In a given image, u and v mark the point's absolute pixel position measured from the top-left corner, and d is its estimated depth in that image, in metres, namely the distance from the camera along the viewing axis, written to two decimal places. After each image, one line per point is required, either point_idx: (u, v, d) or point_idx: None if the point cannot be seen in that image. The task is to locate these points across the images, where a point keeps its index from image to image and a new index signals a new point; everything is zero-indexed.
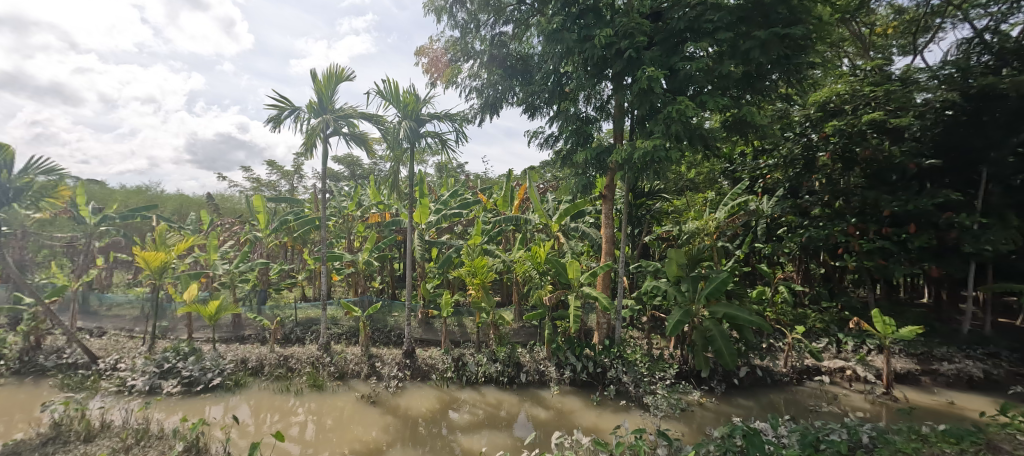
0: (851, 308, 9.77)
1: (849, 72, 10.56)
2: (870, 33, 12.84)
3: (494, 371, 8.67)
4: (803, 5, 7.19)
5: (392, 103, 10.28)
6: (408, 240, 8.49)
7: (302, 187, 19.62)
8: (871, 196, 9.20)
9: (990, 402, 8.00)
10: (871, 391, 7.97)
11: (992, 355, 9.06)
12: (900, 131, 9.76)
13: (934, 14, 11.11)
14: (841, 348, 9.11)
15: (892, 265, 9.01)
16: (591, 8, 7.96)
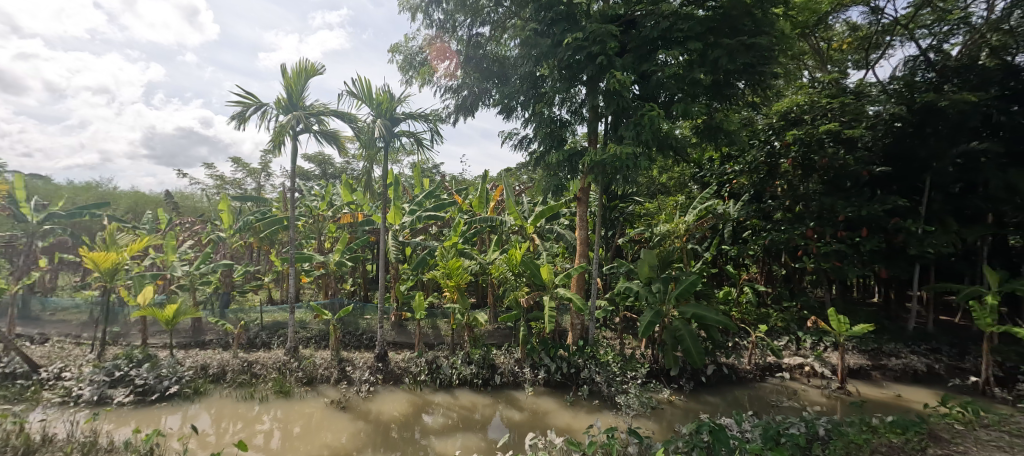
0: (809, 308, 10.30)
1: (809, 84, 11.14)
2: (827, 47, 13.60)
3: (469, 373, 8.64)
4: (769, 18, 7.54)
5: (364, 101, 10.02)
6: (380, 241, 8.33)
7: (269, 186, 18.99)
8: (828, 202, 9.72)
9: (932, 394, 8.60)
10: (827, 386, 8.42)
11: (933, 351, 9.75)
12: (854, 141, 9.98)
13: (884, 32, 11.88)
14: (800, 346, 9.58)
15: (846, 266, 9.59)
16: (567, 14, 8.11)
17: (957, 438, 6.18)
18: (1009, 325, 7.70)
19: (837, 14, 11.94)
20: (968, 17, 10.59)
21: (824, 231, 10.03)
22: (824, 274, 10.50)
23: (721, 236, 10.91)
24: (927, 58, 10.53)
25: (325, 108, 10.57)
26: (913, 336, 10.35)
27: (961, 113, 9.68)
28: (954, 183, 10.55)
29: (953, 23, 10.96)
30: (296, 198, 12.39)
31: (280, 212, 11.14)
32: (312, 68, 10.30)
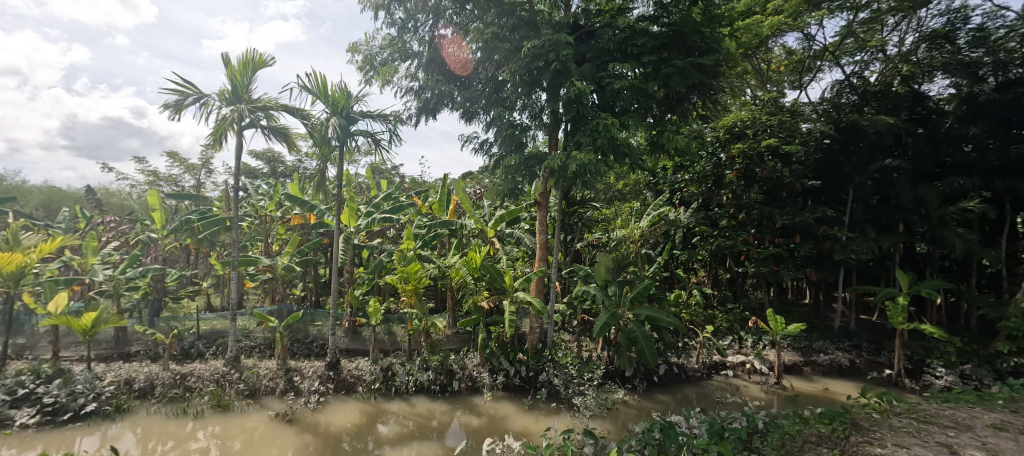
0: (750, 309, 11.14)
1: (750, 101, 11.99)
2: (767, 68, 14.64)
3: (426, 380, 8.48)
4: (716, 37, 8.03)
5: (317, 97, 9.55)
6: (333, 244, 8.02)
7: (210, 183, 17.90)
8: (767, 210, 10.57)
9: (853, 386, 9.49)
10: (765, 381, 9.07)
11: (855, 348, 10.73)
12: (789, 156, 10.81)
13: (816, 58, 13.02)
14: (742, 345, 10.26)
15: (782, 270, 10.43)
16: (528, 21, 8.33)
17: (874, 426, 6.80)
18: (916, 323, 8.67)
19: (776, 38, 12.91)
20: (883, 48, 11.85)
21: (763, 237, 10.83)
22: (762, 277, 11.42)
23: (672, 242, 11.70)
24: (851, 82, 11.71)
25: (273, 103, 9.90)
26: (837, 334, 11.34)
27: (878, 133, 10.82)
28: (872, 196, 11.72)
29: (872, 52, 12.24)
30: (242, 197, 11.86)
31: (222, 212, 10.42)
32: (260, 58, 9.62)
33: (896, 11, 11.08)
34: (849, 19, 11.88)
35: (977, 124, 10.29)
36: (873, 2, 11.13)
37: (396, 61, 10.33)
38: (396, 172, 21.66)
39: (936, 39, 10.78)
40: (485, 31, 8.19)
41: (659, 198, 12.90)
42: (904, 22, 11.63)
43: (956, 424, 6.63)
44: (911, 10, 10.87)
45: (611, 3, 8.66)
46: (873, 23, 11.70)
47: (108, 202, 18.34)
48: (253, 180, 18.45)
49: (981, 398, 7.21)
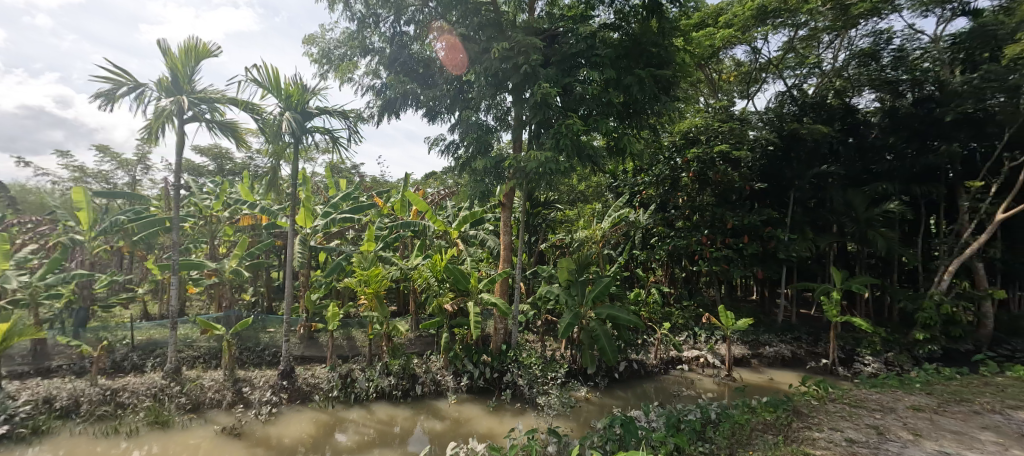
0: (703, 305, 11.77)
1: (703, 108, 12.60)
2: (718, 78, 15.45)
3: (387, 385, 8.27)
4: (672, 48, 8.43)
5: (270, 91, 9.05)
6: (286, 246, 7.67)
7: (146, 181, 16.71)
8: (719, 213, 11.20)
9: (794, 375, 10.21)
10: (718, 374, 9.57)
11: (794, 340, 11.58)
12: (736, 161, 11.50)
13: (761, 70, 13.93)
14: (696, 340, 10.80)
15: (732, 269, 11.10)
16: (493, 22, 8.39)
17: (813, 412, 7.32)
18: (848, 316, 9.48)
19: (726, 50, 13.66)
20: (819, 64, 12.83)
21: (715, 238, 11.49)
22: (714, 275, 12.09)
23: (631, 242, 12.24)
24: (792, 95, 12.66)
25: (219, 96, 9.27)
26: (778, 328, 12.19)
27: (814, 142, 11.82)
28: (809, 199, 12.70)
29: (809, 67, 13.18)
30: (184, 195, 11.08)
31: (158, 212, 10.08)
32: (201, 46, 8.77)
33: (830, 30, 12.06)
34: (790, 35, 12.72)
35: (895, 135, 11.82)
36: (811, 21, 12.02)
37: (355, 56, 10.01)
38: (354, 171, 21.06)
39: (863, 58, 11.86)
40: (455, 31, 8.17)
41: (619, 200, 13.36)
42: (837, 40, 12.55)
43: (881, 406, 7.26)
44: (843, 29, 11.86)
45: (574, 8, 8.96)
46: (810, 40, 12.60)
47: (25, 201, 16.68)
48: (196, 178, 17.34)
49: (902, 382, 7.95)
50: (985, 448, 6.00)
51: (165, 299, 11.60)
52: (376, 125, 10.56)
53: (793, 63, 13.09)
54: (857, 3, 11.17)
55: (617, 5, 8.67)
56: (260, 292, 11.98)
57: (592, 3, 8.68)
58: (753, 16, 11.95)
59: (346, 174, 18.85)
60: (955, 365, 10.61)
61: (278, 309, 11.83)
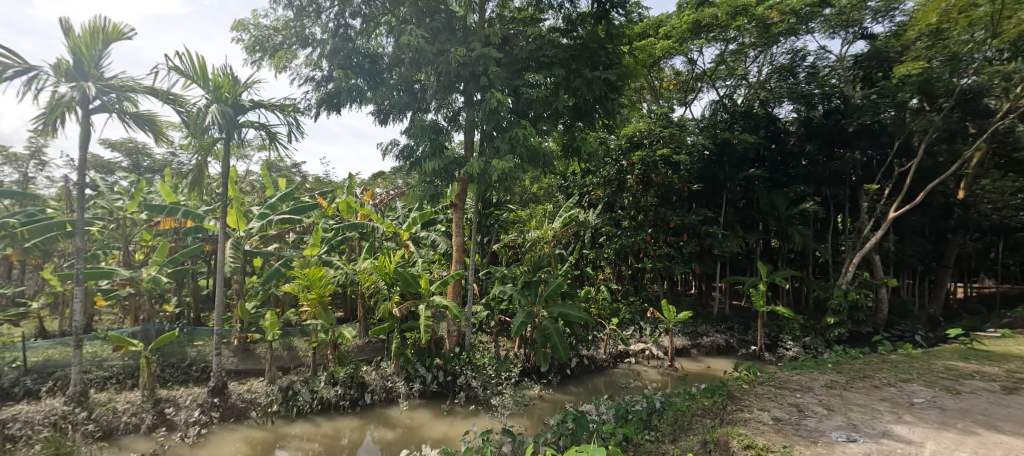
0: (648, 300, 12.54)
1: (647, 114, 13.23)
2: (659, 86, 16.28)
3: (333, 396, 7.90)
4: (618, 55, 8.95)
5: (196, 82, 8.30)
6: (216, 253, 7.30)
7: (40, 177, 14.73)
8: (662, 214, 12.09)
9: (728, 362, 11.07)
10: (662, 365, 10.17)
11: (728, 330, 12.69)
12: (677, 165, 12.34)
13: (697, 80, 14.87)
14: (642, 334, 11.41)
15: (673, 265, 12.04)
16: (444, 23, 8.32)
17: (745, 395, 7.90)
18: (772, 305, 10.47)
19: (666, 59, 14.45)
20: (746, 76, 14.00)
21: (659, 236, 12.29)
22: (658, 272, 12.89)
23: (581, 241, 12.40)
24: (724, 104, 13.69)
25: (133, 84, 8.37)
26: (715, 319, 13.25)
27: (743, 148, 12.97)
28: (738, 200, 13.82)
29: (738, 79, 14.37)
30: (92, 195, 9.86)
31: (59, 215, 8.96)
32: (115, 29, 7.95)
33: (756, 46, 13.19)
34: (721, 49, 13.71)
35: (810, 143, 13.36)
36: (739, 36, 13.04)
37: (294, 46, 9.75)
38: (292, 170, 19.96)
39: (783, 72, 13.02)
40: (410, 32, 7.82)
41: (568, 200, 13.78)
42: (761, 56, 13.74)
43: (800, 386, 8.02)
44: (766, 46, 13.03)
45: (524, 11, 9.17)
46: (739, 54, 13.65)
47: None
48: (106, 175, 15.60)
49: (817, 363, 8.85)
50: (884, 417, 6.88)
51: (68, 313, 10.25)
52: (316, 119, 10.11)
53: (724, 74, 14.14)
54: (778, 22, 12.48)
55: (565, 12, 8.94)
56: (186, 302, 10.93)
57: (542, 7, 8.96)
58: (689, 29, 12.85)
59: (284, 173, 17.78)
60: (858, 346, 12.25)
61: (207, 318, 10.84)
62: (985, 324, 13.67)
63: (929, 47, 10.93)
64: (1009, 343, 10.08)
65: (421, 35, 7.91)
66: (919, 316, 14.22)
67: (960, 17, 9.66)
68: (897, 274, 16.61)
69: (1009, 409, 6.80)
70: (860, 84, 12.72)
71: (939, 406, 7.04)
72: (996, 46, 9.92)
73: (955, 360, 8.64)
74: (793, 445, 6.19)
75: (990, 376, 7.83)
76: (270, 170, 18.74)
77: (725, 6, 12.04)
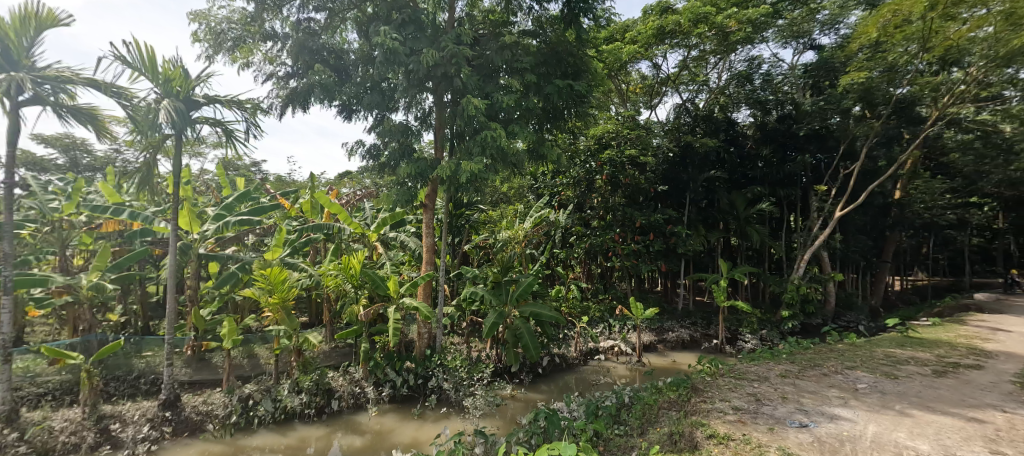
0: (618, 298, 12.98)
1: (615, 116, 13.49)
2: (626, 89, 16.61)
3: (298, 404, 7.61)
4: (586, 59, 9.18)
5: (147, 76, 7.88)
6: (167, 255, 6.97)
7: None
8: (629, 214, 12.51)
9: (692, 356, 11.55)
10: (630, 361, 10.48)
11: (692, 324, 13.34)
12: (644, 166, 12.90)
13: (662, 84, 15.27)
14: (611, 331, 11.75)
15: (640, 263, 12.43)
16: (411, 20, 8.26)
17: (707, 387, 8.12)
18: (732, 300, 11.04)
19: (633, 63, 14.80)
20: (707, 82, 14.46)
21: (627, 235, 12.72)
22: (626, 270, 13.30)
23: (551, 242, 12.51)
24: (688, 108, 14.39)
25: (71, 75, 7.70)
26: (680, 315, 13.98)
27: (705, 151, 13.58)
28: (701, 201, 14.54)
29: (700, 85, 14.87)
30: (23, 196, 9.07)
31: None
32: (54, 18, 7.26)
33: (716, 53, 13.77)
34: (684, 55, 14.14)
35: (767, 146, 14.26)
36: (700, 44, 13.49)
37: (255, 41, 9.86)
38: (251, 169, 19.11)
39: (741, 79, 13.86)
40: (384, 32, 7.75)
41: (539, 201, 13.90)
42: (721, 62, 14.30)
43: (758, 376, 8.38)
44: (726, 53, 13.62)
45: (494, 12, 9.28)
46: (700, 61, 14.17)
47: None
48: (37, 174, 14.40)
49: (773, 354, 9.34)
50: (833, 402, 7.38)
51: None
52: (278, 116, 9.91)
53: (687, 79, 14.53)
54: (735, 31, 12.85)
55: (534, 14, 9.20)
56: (132, 310, 10.23)
57: (512, 10, 9.10)
58: (653, 35, 13.23)
59: (242, 172, 16.95)
60: (809, 336, 13.17)
61: (157, 327, 10.20)
62: (918, 315, 14.96)
63: (870, 58, 11.86)
64: (938, 331, 11.04)
65: (395, 38, 7.84)
66: (860, 308, 15.36)
67: (896, 32, 10.49)
68: (843, 269, 17.77)
69: (939, 391, 7.45)
70: (809, 92, 13.91)
71: (880, 390, 7.61)
72: (928, 59, 10.75)
73: (893, 348, 9.37)
74: (752, 433, 6.49)
75: (923, 362, 8.56)
76: (226, 169, 17.84)
77: (687, 13, 12.42)
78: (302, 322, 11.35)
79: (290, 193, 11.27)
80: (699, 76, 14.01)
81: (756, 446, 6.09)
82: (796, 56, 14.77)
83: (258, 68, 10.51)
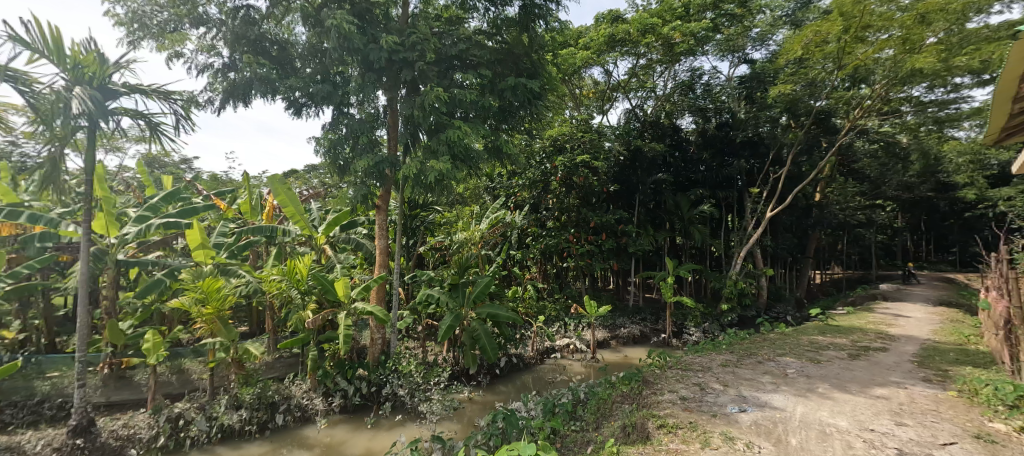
0: (572, 297, 13.46)
1: (569, 119, 13.81)
2: (579, 93, 16.95)
3: (238, 421, 7.02)
4: (541, 62, 9.55)
5: (56, 60, 7.01)
6: (80, 259, 6.30)
7: None
8: (584, 214, 13.24)
9: (642, 350, 12.17)
10: (585, 358, 10.81)
11: (642, 320, 14.13)
12: (596, 169, 13.53)
13: (612, 89, 15.85)
14: (566, 329, 12.11)
15: (594, 263, 13.15)
16: (369, 12, 8.44)
17: (658, 379, 8.45)
18: (678, 296, 11.82)
19: (585, 69, 15.25)
20: (654, 89, 15.27)
21: (581, 236, 13.38)
22: (580, 269, 13.90)
23: (509, 242, 12.51)
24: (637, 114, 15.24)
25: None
26: (631, 311, 14.77)
27: (650, 156, 14.36)
28: (649, 202, 15.20)
29: (647, 91, 15.54)
30: None
31: None
32: None
33: (662, 62, 14.50)
34: (633, 63, 14.77)
35: (707, 151, 15.48)
36: (648, 53, 14.16)
37: (187, 29, 9.27)
38: (181, 167, 17.67)
39: (685, 88, 14.80)
40: (339, 16, 7.70)
41: (495, 201, 13.93)
42: (666, 71, 15.10)
43: (702, 367, 8.89)
44: (671, 63, 14.38)
45: (449, 10, 9.43)
46: (648, 69, 14.78)
47: None
48: None
49: (714, 345, 10.00)
50: (766, 387, 7.99)
51: None
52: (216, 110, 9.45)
53: (636, 86, 15.20)
54: (679, 42, 13.58)
55: (490, 15, 9.41)
56: (35, 325, 9.04)
57: (467, 9, 9.28)
58: (605, 42, 13.78)
59: (171, 170, 15.61)
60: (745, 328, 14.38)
61: (67, 344, 9.08)
62: (834, 306, 16.75)
63: (794, 73, 13.08)
64: (851, 318, 12.34)
65: (350, 21, 7.87)
66: (789, 299, 17.42)
67: (817, 50, 11.71)
68: (772, 264, 19.37)
69: (854, 372, 8.34)
70: (744, 102, 14.74)
71: (806, 374, 8.38)
72: (841, 75, 12.06)
73: (816, 335, 10.37)
74: (697, 420, 6.84)
75: (840, 346, 9.56)
76: (152, 166, 16.37)
77: (636, 23, 13.06)
78: (245, 332, 10.61)
79: (227, 193, 10.47)
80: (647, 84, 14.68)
81: (702, 433, 6.43)
82: (731, 69, 16.04)
83: (191, 58, 9.87)
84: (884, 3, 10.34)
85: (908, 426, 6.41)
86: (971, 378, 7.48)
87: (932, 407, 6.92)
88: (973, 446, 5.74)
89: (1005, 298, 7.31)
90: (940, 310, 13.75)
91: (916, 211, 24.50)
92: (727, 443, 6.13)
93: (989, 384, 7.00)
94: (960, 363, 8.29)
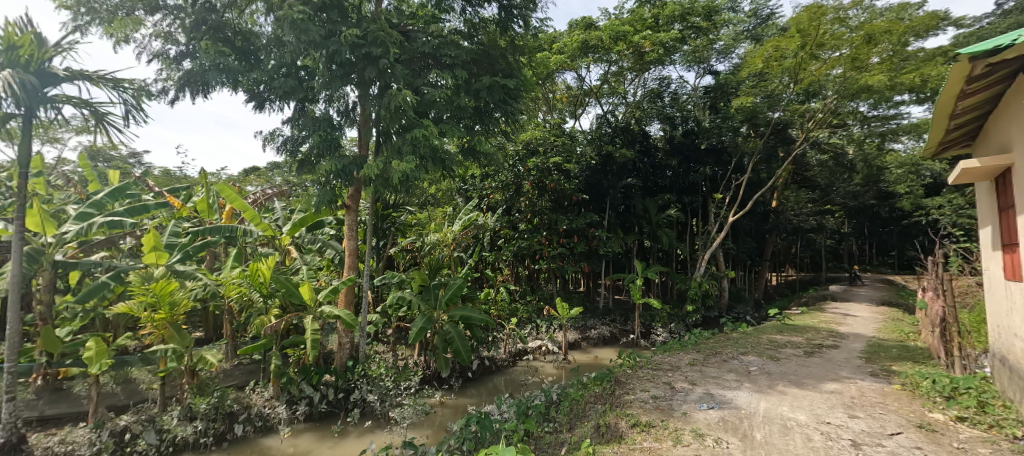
0: (542, 299, 13.58)
1: (542, 123, 13.93)
2: (552, 97, 17.13)
3: (193, 433, 6.54)
4: (515, 65, 9.65)
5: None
6: (10, 261, 5.68)
7: None
8: (555, 217, 13.23)
9: (612, 351, 12.37)
10: (557, 359, 10.93)
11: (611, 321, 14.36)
12: (568, 172, 13.70)
13: (585, 93, 16.12)
14: (537, 330, 12.35)
15: (565, 265, 13.39)
16: (336, 5, 8.14)
17: (629, 379, 8.61)
18: (646, 297, 12.16)
19: (559, 72, 15.47)
20: (626, 95, 15.62)
21: (552, 238, 13.46)
22: (550, 272, 14.04)
23: (481, 244, 12.42)
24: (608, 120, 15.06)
25: None
26: (600, 313, 15.03)
27: (619, 161, 14.70)
28: (619, 205, 15.59)
29: (619, 98, 15.88)
30: None
31: None
32: None
33: (632, 70, 14.91)
34: (605, 69, 15.10)
35: (675, 158, 16.24)
36: (619, 60, 14.53)
37: (140, 13, 8.69)
38: (128, 161, 16.47)
39: (653, 96, 15.36)
40: (290, 5, 7.49)
41: (468, 203, 13.86)
42: (636, 78, 15.45)
43: (670, 366, 9.16)
44: (641, 70, 14.82)
45: (423, 8, 9.34)
46: (619, 76, 15.13)
47: None
48: None
49: (682, 345, 10.33)
50: (730, 384, 8.30)
51: None
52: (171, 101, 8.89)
53: (607, 92, 15.50)
54: (649, 51, 14.01)
55: (467, 16, 9.41)
56: None
57: (443, 9, 9.14)
58: (578, 48, 14.03)
59: (117, 164, 14.53)
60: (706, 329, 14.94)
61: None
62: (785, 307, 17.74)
63: (755, 86, 13.98)
64: (804, 318, 13.08)
65: (306, 11, 7.63)
66: (747, 300, 18.24)
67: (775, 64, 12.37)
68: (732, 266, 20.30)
69: (809, 369, 8.83)
70: (708, 111, 15.61)
71: (767, 372, 8.78)
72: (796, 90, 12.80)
73: (774, 334, 10.92)
74: (668, 418, 7.01)
75: (796, 345, 10.12)
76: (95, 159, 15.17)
77: (609, 30, 13.40)
78: (201, 337, 9.96)
79: (181, 190, 9.79)
80: (618, 90, 15.03)
81: (673, 430, 6.60)
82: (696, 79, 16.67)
83: (145, 44, 9.28)
84: (836, 23, 11.18)
85: (859, 418, 6.84)
86: (913, 372, 8.08)
87: (879, 400, 7.43)
88: (917, 435, 6.18)
89: (940, 298, 7.93)
90: (880, 310, 14.81)
91: (860, 218, 26.30)
92: (696, 440, 6.32)
93: (928, 377, 7.60)
94: (901, 359, 8.94)
